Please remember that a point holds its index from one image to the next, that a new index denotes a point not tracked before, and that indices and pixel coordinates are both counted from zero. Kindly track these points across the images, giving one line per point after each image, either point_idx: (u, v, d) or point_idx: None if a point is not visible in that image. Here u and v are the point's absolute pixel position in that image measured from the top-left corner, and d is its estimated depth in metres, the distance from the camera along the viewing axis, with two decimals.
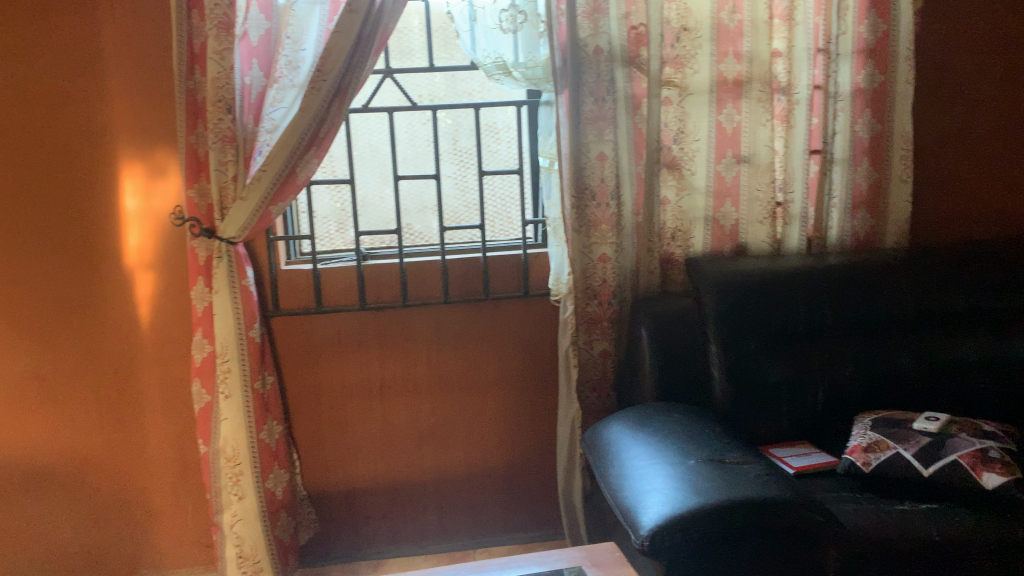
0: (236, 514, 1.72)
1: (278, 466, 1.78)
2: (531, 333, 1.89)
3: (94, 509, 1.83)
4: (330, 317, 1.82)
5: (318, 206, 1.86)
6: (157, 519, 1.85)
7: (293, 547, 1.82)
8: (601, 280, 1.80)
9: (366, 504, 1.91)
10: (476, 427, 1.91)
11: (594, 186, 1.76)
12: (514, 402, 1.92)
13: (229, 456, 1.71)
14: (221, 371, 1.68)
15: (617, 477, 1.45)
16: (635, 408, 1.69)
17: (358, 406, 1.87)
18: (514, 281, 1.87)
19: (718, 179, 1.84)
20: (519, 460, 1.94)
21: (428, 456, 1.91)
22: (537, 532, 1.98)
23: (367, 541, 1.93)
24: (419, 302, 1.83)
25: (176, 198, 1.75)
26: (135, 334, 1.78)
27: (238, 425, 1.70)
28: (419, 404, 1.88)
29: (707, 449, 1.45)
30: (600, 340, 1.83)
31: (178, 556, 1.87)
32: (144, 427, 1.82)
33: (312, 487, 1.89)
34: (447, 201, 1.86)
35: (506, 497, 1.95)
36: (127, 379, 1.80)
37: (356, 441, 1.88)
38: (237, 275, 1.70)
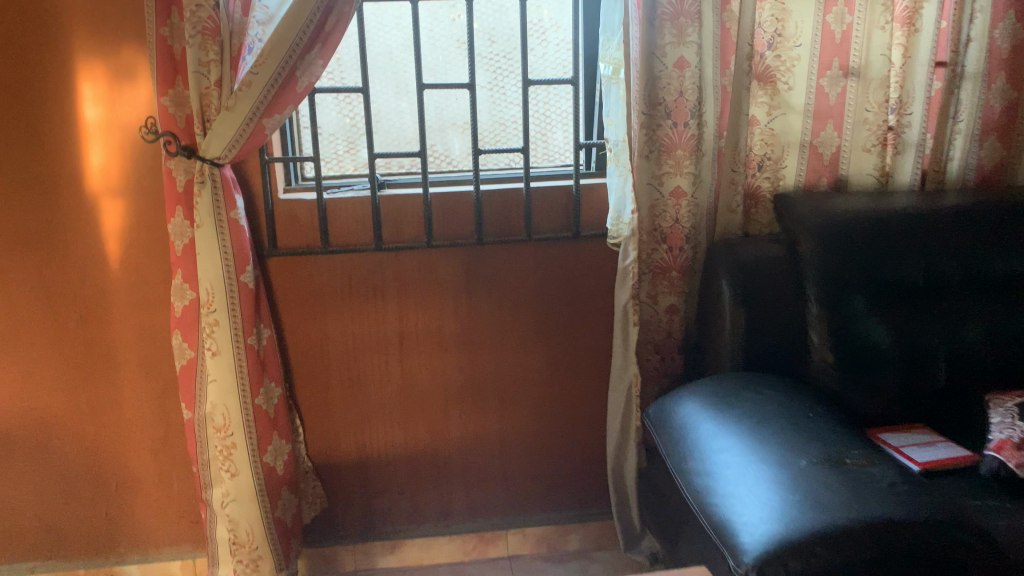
0: (227, 494, 1.44)
1: (278, 437, 1.50)
2: (581, 281, 1.57)
3: (60, 479, 1.54)
4: (338, 258, 1.49)
5: (324, 121, 1.51)
6: (136, 492, 1.57)
7: (296, 529, 1.55)
8: (672, 220, 1.46)
9: (381, 478, 1.62)
10: (513, 390, 1.61)
11: (669, 101, 1.40)
12: (558, 363, 1.61)
13: (218, 426, 1.42)
14: (206, 324, 1.39)
15: (700, 476, 1.15)
16: (713, 380, 1.37)
17: (373, 363, 1.56)
18: (563, 217, 1.52)
19: (820, 97, 1.48)
20: (562, 429, 1.64)
21: (456, 423, 1.61)
22: (581, 512, 1.70)
23: (382, 521, 1.65)
24: (446, 241, 1.50)
25: (147, 107, 1.40)
26: (103, 274, 1.46)
27: (228, 389, 1.41)
28: (446, 363, 1.57)
29: (820, 444, 1.14)
30: (667, 294, 1.50)
31: (162, 534, 1.59)
32: (117, 384, 1.51)
33: (319, 458, 1.60)
34: (481, 117, 1.52)
35: (546, 470, 1.66)
36: (95, 329, 1.48)
37: (370, 404, 1.58)
38: (224, 205, 1.38)
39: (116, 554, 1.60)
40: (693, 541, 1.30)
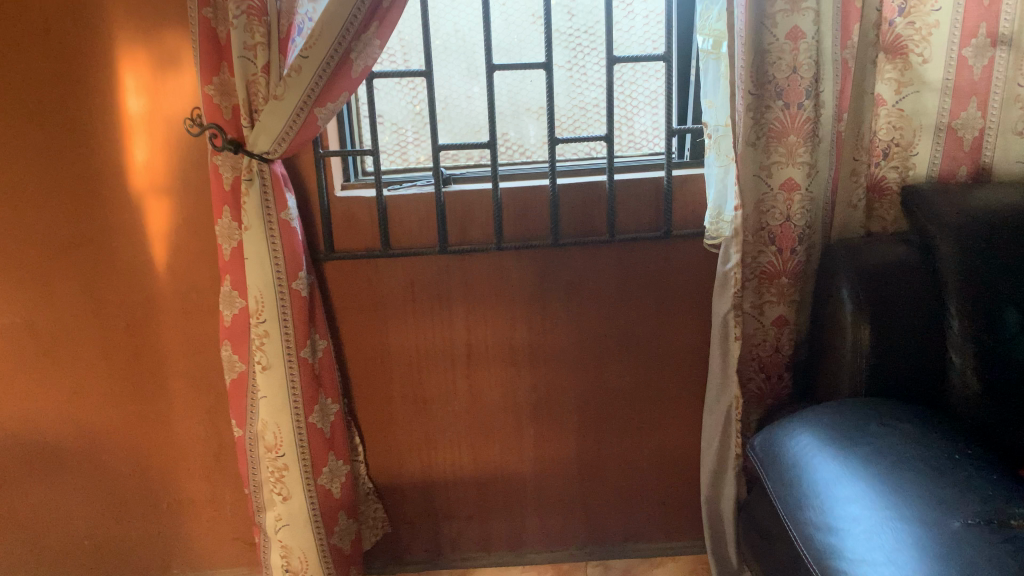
0: (280, 517, 1.32)
1: (335, 457, 1.36)
2: (673, 287, 1.37)
3: (111, 496, 1.45)
4: (399, 263, 1.34)
5: (385, 109, 1.36)
6: (189, 512, 1.47)
7: (356, 556, 1.42)
8: (782, 218, 1.26)
9: (448, 502, 1.48)
10: (593, 409, 1.44)
11: (780, 79, 1.20)
12: (645, 379, 1.42)
13: (269, 446, 1.30)
14: (256, 336, 1.26)
15: (824, 531, 0.96)
16: (828, 406, 1.17)
17: (439, 378, 1.41)
18: (651, 215, 1.33)
19: (961, 71, 1.25)
20: (649, 452, 1.46)
21: (530, 445, 1.45)
22: (669, 544, 1.52)
23: (448, 547, 1.51)
24: (518, 243, 1.33)
25: (192, 97, 1.27)
26: (150, 279, 1.35)
27: (280, 405, 1.28)
28: (519, 379, 1.41)
29: (974, 495, 0.92)
30: (774, 303, 1.30)
31: (217, 555, 1.49)
32: (167, 396, 1.41)
33: (380, 479, 1.47)
34: (559, 102, 1.34)
35: (630, 498, 1.49)
36: (144, 339, 1.38)
37: (436, 422, 1.43)
38: (275, 204, 1.24)
39: None
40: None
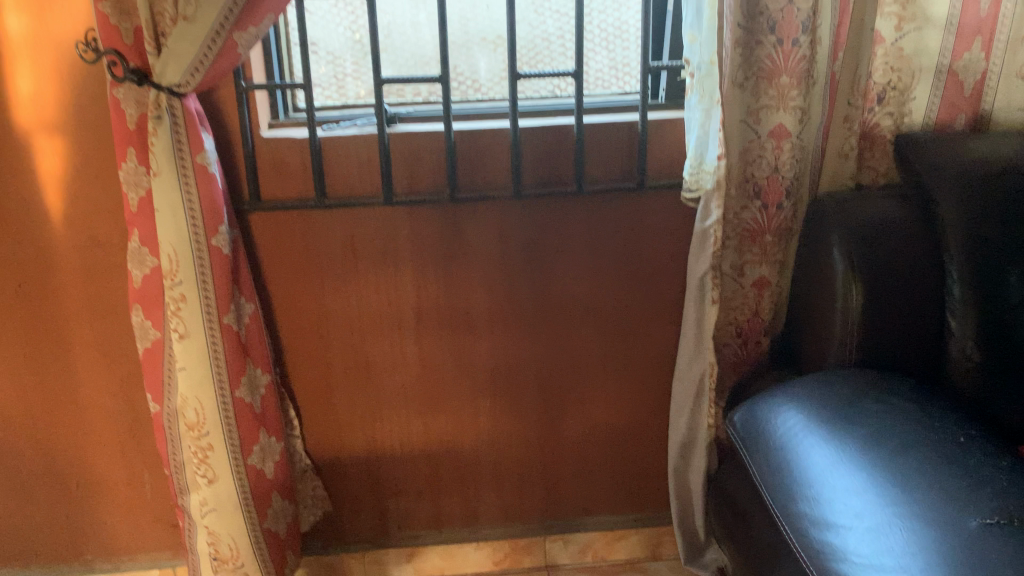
0: (206, 502, 1.17)
1: (267, 433, 1.22)
2: (645, 244, 1.24)
3: (9, 478, 1.28)
4: (337, 216, 1.18)
5: (319, 36, 1.17)
6: (101, 493, 1.30)
7: (292, 539, 1.29)
8: (769, 170, 1.14)
9: (395, 477, 1.35)
10: (555, 376, 1.31)
11: (774, 11, 1.05)
12: (612, 344, 1.30)
13: (191, 424, 1.14)
14: (169, 301, 1.08)
15: (822, 527, 0.86)
16: (815, 379, 1.06)
17: (385, 345, 1.26)
18: (624, 164, 1.18)
19: (968, 6, 1.11)
20: (615, 421, 1.35)
21: (485, 416, 1.32)
22: (633, 516, 1.43)
23: (396, 524, 1.39)
24: (474, 195, 1.17)
25: (86, 16, 1.06)
26: (44, 232, 1.16)
27: (201, 378, 1.12)
28: (473, 347, 1.27)
29: (987, 490, 0.83)
30: (756, 263, 1.20)
31: (136, 539, 1.34)
32: (69, 366, 1.22)
33: (319, 453, 1.33)
34: (520, 32, 1.18)
35: (593, 469, 1.39)
36: (39, 301, 1.19)
37: (381, 393, 1.29)
38: (189, 146, 1.06)
39: (83, 561, 1.35)
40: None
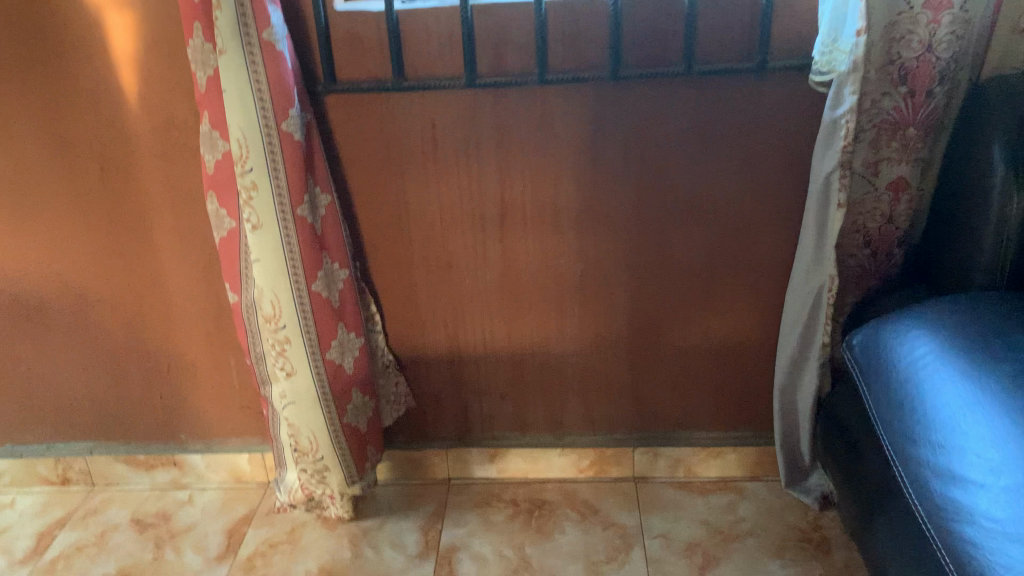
0: (285, 394, 1.15)
1: (346, 329, 1.17)
2: (763, 136, 1.08)
3: (105, 357, 1.30)
4: (416, 100, 1.08)
5: None
6: (191, 377, 1.31)
7: (374, 434, 1.27)
8: (922, 49, 0.94)
9: (479, 378, 1.30)
10: (652, 281, 1.20)
11: None
12: (717, 250, 1.17)
13: (268, 316, 1.10)
14: (242, 188, 1.03)
15: (947, 481, 0.74)
16: (954, 301, 0.91)
17: (467, 242, 1.18)
18: (743, 42, 1.01)
19: None
20: (717, 333, 1.24)
21: (574, 320, 1.24)
22: (732, 433, 1.33)
23: (480, 425, 1.35)
24: (566, 77, 1.04)
25: None
26: (120, 113, 1.12)
27: (277, 272, 1.07)
28: (561, 246, 1.17)
29: None
30: (895, 162, 1.01)
31: (225, 424, 1.35)
32: (153, 251, 1.21)
33: (402, 350, 1.29)
34: None
35: (690, 382, 1.29)
36: (120, 185, 1.16)
37: (463, 291, 1.22)
38: (256, 20, 0.97)
39: (177, 441, 1.37)
40: (891, 545, 0.91)
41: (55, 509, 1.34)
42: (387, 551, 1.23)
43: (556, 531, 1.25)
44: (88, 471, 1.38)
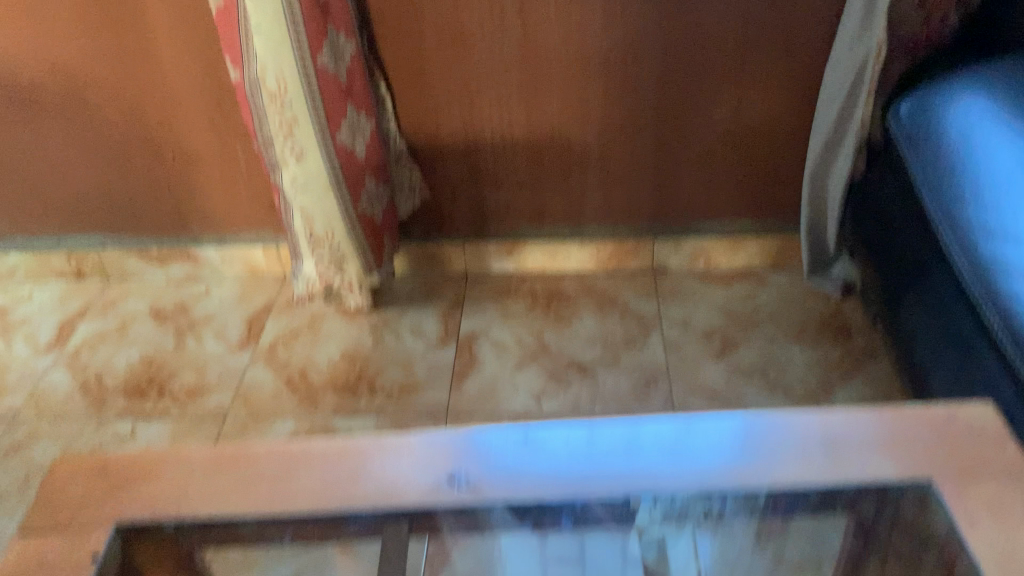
0: (297, 179, 1.11)
1: (355, 110, 1.11)
2: None
3: (107, 146, 1.25)
4: None
5: None
6: (198, 167, 1.26)
7: (389, 223, 1.24)
8: None
9: (497, 166, 1.25)
10: (682, 58, 1.11)
11: None
12: (756, 21, 1.08)
13: (273, 93, 1.03)
14: None
15: (1000, 241, 0.71)
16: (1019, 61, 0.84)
17: (484, 14, 1.09)
18: None
19: None
20: (748, 116, 1.17)
21: (597, 102, 1.17)
22: (756, 223, 1.30)
23: (498, 218, 1.31)
24: None
25: None
26: None
27: (279, 40, 0.98)
28: (586, 18, 1.08)
29: None
30: None
31: (237, 215, 1.32)
32: (146, 23, 1.11)
33: (415, 137, 1.23)
34: None
35: (717, 169, 1.23)
36: None
37: (480, 70, 1.14)
38: None
39: (189, 234, 1.35)
40: (933, 319, 0.88)
41: (73, 300, 1.34)
42: (407, 338, 1.23)
43: (575, 320, 1.25)
44: (102, 264, 1.37)
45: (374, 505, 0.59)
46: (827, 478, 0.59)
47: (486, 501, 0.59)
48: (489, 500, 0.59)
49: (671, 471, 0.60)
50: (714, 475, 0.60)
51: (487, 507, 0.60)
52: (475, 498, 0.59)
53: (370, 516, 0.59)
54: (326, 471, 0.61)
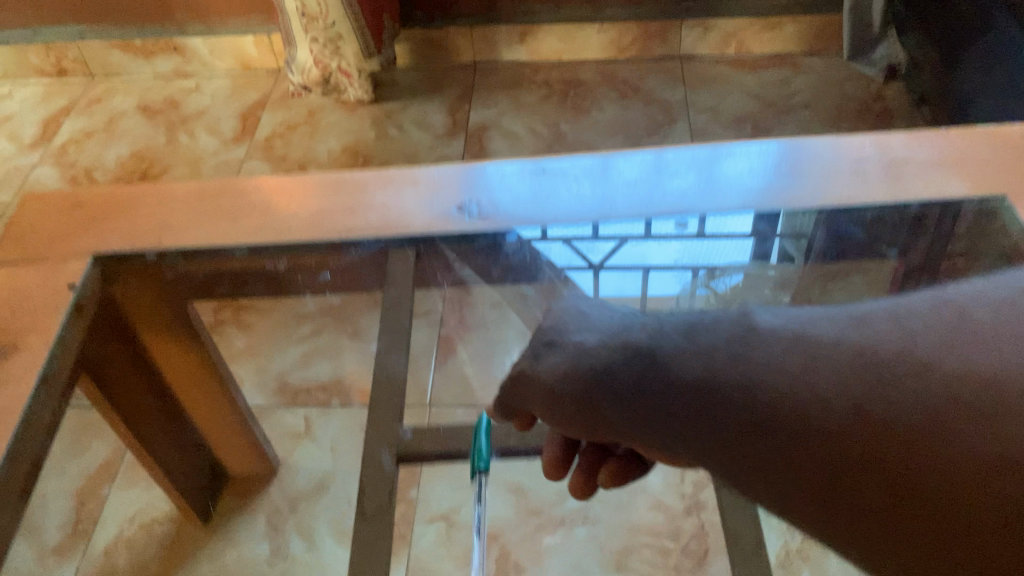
0: None
1: None
2: None
3: None
4: None
5: None
6: None
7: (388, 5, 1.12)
8: None
9: None
10: None
11: None
12: None
13: None
14: None
15: None
16: None
17: None
18: None
19: None
20: None
21: None
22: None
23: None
24: None
25: None
26: None
27: None
28: None
29: None
30: None
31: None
32: None
33: None
34: None
35: None
36: None
37: None
38: None
39: (173, 23, 1.24)
40: (1005, 82, 0.81)
41: (57, 98, 1.26)
42: (412, 129, 1.15)
43: (593, 109, 1.16)
44: (84, 59, 1.27)
45: (376, 231, 0.52)
46: (882, 196, 0.52)
47: (499, 230, 0.52)
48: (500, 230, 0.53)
49: (703, 197, 0.53)
50: (756, 198, 0.53)
51: (501, 239, 0.53)
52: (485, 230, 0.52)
53: (374, 245, 0.53)
54: (318, 203, 0.54)
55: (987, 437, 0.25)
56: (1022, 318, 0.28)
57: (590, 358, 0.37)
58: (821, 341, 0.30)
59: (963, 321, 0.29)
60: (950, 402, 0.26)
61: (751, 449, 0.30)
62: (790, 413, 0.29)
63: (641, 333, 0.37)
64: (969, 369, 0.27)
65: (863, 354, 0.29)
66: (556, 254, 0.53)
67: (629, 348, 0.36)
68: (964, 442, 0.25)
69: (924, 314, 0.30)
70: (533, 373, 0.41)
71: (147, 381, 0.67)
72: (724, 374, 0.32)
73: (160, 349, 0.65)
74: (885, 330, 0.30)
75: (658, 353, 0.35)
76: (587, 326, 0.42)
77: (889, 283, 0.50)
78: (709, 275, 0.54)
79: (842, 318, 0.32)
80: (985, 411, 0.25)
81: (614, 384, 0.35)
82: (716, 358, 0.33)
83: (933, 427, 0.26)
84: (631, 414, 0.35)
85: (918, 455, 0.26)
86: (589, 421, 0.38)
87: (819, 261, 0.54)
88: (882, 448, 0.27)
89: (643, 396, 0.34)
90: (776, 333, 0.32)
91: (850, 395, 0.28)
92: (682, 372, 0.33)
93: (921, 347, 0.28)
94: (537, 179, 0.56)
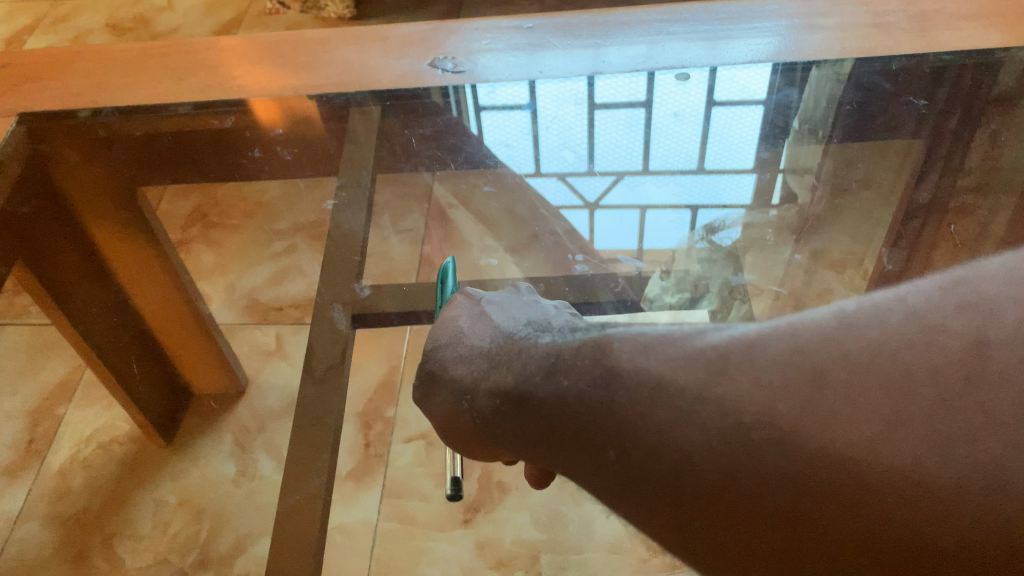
0: None
1: None
2: None
3: None
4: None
5: None
6: None
7: None
8: None
9: None
10: None
11: None
12: None
13: None
14: None
15: None
16: None
17: None
18: None
19: None
20: None
21: None
22: None
23: None
24: None
25: None
26: None
27: None
28: None
29: None
30: None
31: None
32: None
33: None
34: None
35: None
36: None
37: None
38: None
39: None
40: None
41: (19, 16, 1.18)
42: None
43: None
44: None
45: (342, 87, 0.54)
46: (859, 51, 0.51)
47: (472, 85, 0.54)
48: (484, 107, 0.55)
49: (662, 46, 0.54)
50: (702, 51, 0.53)
51: (480, 94, 0.54)
52: (463, 114, 0.55)
53: (337, 100, 0.54)
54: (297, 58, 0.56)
55: (837, 510, 0.25)
56: (887, 353, 0.26)
57: (477, 409, 0.40)
58: (693, 396, 0.29)
59: (832, 359, 0.27)
60: (810, 476, 0.26)
61: (639, 496, 0.31)
62: (669, 475, 0.29)
63: (516, 368, 0.38)
64: (822, 436, 0.26)
65: (732, 416, 0.28)
66: (543, 104, 0.55)
67: (510, 388, 0.37)
68: (772, 501, 0.27)
69: (797, 343, 0.28)
70: (434, 410, 0.44)
71: (82, 262, 0.58)
72: (600, 417, 0.32)
73: (94, 223, 0.58)
74: (753, 380, 0.28)
75: (531, 400, 0.35)
76: (470, 351, 0.43)
77: (886, 233, 0.52)
78: (709, 229, 0.55)
79: (713, 355, 0.30)
80: (841, 487, 0.25)
81: (497, 431, 0.38)
82: (585, 399, 0.33)
83: (799, 504, 0.26)
84: (518, 441, 0.36)
85: (794, 524, 0.26)
86: (481, 440, 0.41)
87: (842, 141, 0.53)
88: (750, 509, 0.27)
89: (525, 445, 0.36)
90: (648, 376, 0.31)
91: (720, 459, 0.28)
92: (555, 413, 0.34)
93: (793, 400, 0.27)
94: (522, 36, 0.56)
